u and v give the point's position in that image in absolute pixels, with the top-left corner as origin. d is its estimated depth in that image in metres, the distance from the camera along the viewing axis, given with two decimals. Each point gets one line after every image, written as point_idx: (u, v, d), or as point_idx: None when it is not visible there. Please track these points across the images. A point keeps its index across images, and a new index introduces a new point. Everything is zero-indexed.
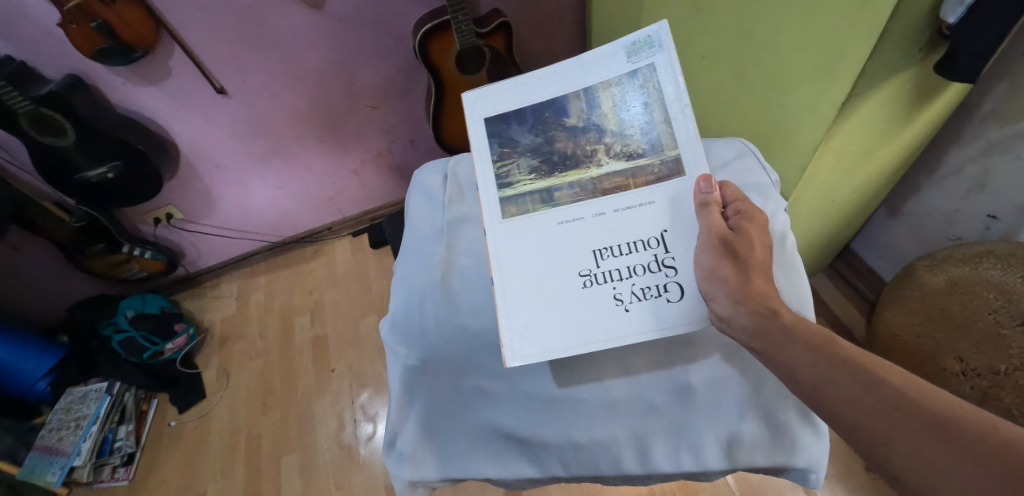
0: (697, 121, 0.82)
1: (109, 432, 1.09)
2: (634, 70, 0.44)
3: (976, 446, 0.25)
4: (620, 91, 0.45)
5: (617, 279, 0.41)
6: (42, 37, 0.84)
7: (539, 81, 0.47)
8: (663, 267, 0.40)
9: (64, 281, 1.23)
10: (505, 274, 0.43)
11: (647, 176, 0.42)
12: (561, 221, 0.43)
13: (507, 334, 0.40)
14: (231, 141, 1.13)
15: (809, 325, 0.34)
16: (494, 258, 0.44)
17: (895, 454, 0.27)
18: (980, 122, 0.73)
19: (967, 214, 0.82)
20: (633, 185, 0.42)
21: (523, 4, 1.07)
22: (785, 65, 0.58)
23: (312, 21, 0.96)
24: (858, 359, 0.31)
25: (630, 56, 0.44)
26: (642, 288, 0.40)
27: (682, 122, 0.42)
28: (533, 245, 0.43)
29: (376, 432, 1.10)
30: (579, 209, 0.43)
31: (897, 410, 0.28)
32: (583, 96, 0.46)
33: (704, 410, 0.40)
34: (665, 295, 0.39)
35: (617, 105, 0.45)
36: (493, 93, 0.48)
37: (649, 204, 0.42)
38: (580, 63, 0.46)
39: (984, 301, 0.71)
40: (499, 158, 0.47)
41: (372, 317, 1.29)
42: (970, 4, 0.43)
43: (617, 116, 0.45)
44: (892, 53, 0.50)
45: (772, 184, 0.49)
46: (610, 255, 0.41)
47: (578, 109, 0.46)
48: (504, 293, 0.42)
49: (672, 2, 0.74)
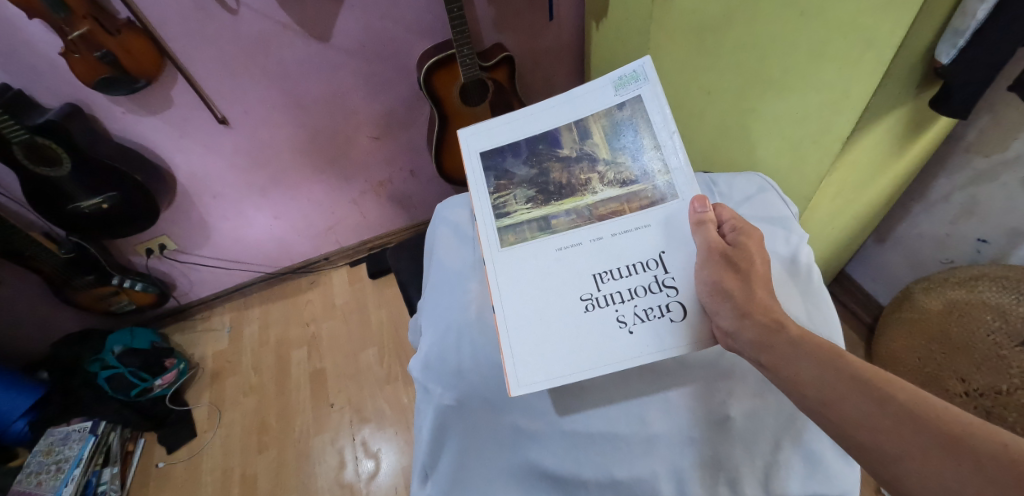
0: (703, 151, 0.84)
1: (93, 475, 1.02)
2: (622, 102, 0.46)
3: (987, 464, 0.23)
4: (610, 121, 0.46)
5: (619, 301, 0.41)
6: (42, 67, 0.83)
7: (530, 116, 0.49)
8: (664, 288, 0.41)
9: (47, 315, 1.17)
10: (507, 303, 0.42)
11: (640, 201, 0.43)
12: (560, 248, 0.43)
13: (512, 363, 0.40)
14: (231, 171, 1.12)
15: (817, 338, 0.34)
16: (495, 287, 0.43)
17: (906, 473, 0.26)
18: (964, 152, 0.77)
19: (958, 238, 0.85)
20: (629, 210, 0.43)
21: (526, 40, 1.11)
22: (789, 102, 0.62)
23: (318, 52, 0.98)
24: (863, 372, 0.30)
25: (618, 89, 0.46)
26: (644, 309, 0.40)
27: (672, 148, 0.43)
28: (534, 273, 0.43)
29: (378, 469, 1.06)
30: (576, 235, 0.44)
31: (906, 425, 0.27)
32: (575, 128, 0.47)
33: (743, 442, 0.39)
34: (669, 316, 0.39)
35: (609, 134, 0.46)
36: (487, 128, 0.50)
37: (646, 227, 0.42)
38: (570, 99, 0.48)
39: (983, 323, 0.73)
40: (495, 190, 0.48)
41: (372, 349, 1.26)
42: (963, 45, 0.47)
43: (609, 144, 0.46)
44: (892, 90, 0.53)
45: (793, 216, 0.51)
46: (609, 279, 0.42)
47: (571, 140, 0.47)
48: (506, 322, 0.41)
49: (676, 42, 0.78)
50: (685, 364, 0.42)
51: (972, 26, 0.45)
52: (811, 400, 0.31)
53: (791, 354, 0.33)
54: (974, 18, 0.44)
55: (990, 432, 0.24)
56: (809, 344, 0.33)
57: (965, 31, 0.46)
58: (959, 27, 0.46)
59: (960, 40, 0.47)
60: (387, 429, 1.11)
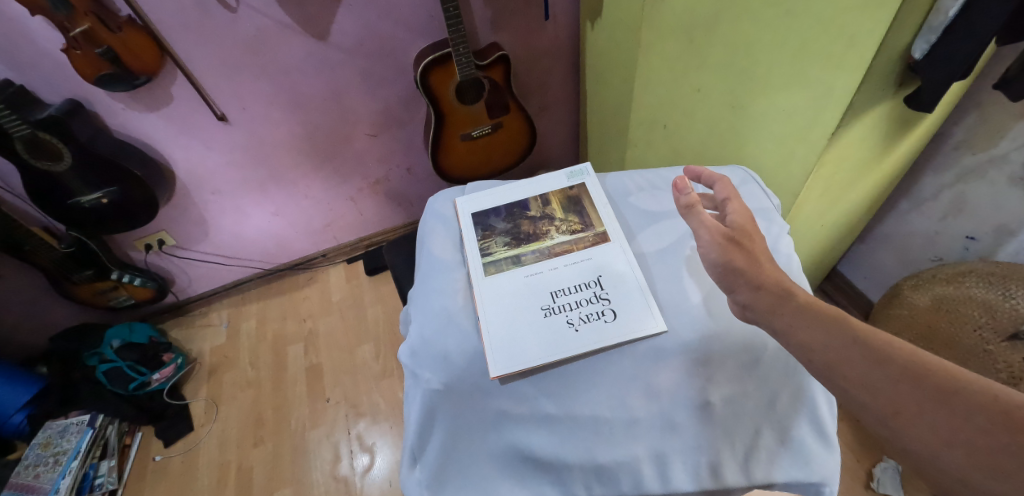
0: (693, 147, 0.85)
1: (90, 468, 1.04)
2: (572, 185, 0.57)
3: (977, 414, 0.24)
4: (566, 194, 0.56)
5: (569, 310, 0.46)
6: (44, 62, 0.84)
7: (508, 190, 0.58)
8: (601, 299, 0.46)
9: (46, 309, 1.18)
10: (483, 307, 0.47)
11: (585, 242, 0.51)
12: (527, 275, 0.49)
13: (490, 348, 0.43)
14: (230, 167, 1.13)
15: (821, 305, 0.35)
16: (474, 301, 0.48)
17: (904, 426, 0.26)
18: (953, 149, 0.78)
19: (946, 235, 0.86)
20: (577, 249, 0.50)
21: (523, 40, 1.12)
22: (776, 99, 0.63)
23: (317, 50, 0.99)
24: (865, 336, 0.31)
25: (569, 178, 0.58)
26: (587, 314, 0.45)
27: (608, 211, 0.53)
28: (507, 293, 0.48)
29: (372, 463, 1.07)
30: (538, 266, 0.50)
31: (905, 382, 0.28)
32: (540, 198, 0.57)
33: (723, 428, 0.40)
34: (603, 318, 0.44)
35: (564, 199, 0.56)
36: (474, 197, 0.59)
37: (587, 259, 0.49)
38: (535, 181, 0.59)
39: (969, 318, 0.74)
40: (481, 237, 0.54)
41: (368, 344, 1.27)
42: (934, 41, 0.49)
43: (562, 205, 0.55)
44: (874, 88, 0.55)
45: (774, 208, 0.52)
46: (561, 295, 0.47)
47: (537, 203, 0.56)
48: (479, 321, 0.46)
49: (665, 40, 0.79)
50: (670, 352, 0.42)
51: (945, 22, 0.46)
52: (818, 364, 0.31)
53: (797, 321, 0.34)
54: (946, 15, 0.46)
55: (982, 386, 0.26)
56: (813, 310, 0.34)
57: (938, 28, 0.47)
58: (933, 24, 0.47)
59: (932, 37, 0.48)
60: (382, 424, 1.12)
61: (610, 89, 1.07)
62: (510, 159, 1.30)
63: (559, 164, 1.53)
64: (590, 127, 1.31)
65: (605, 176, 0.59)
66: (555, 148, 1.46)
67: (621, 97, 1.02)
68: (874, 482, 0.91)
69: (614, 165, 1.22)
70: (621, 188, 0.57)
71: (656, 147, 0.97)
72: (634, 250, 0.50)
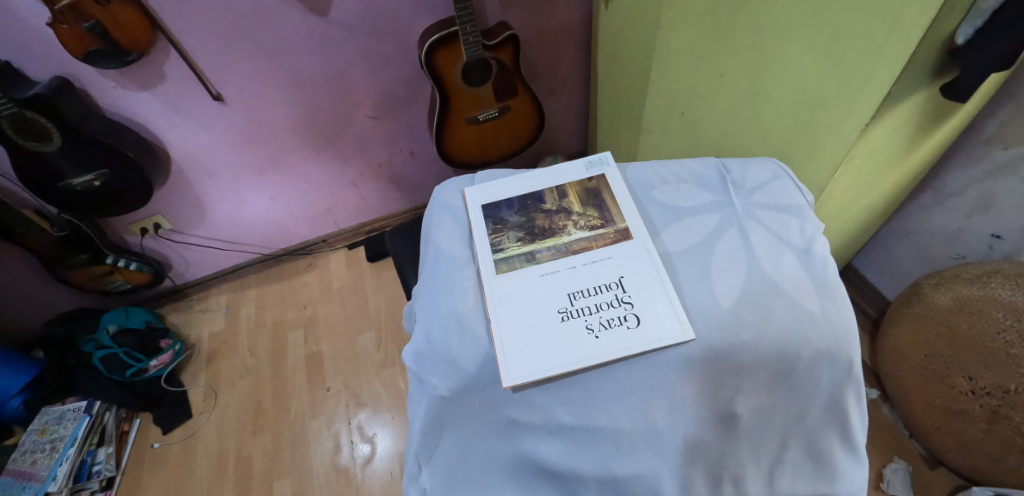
0: (713, 135, 0.81)
1: (87, 455, 1.03)
2: (590, 176, 0.54)
3: None
4: (584, 186, 0.53)
5: (587, 314, 0.42)
6: (27, 37, 0.79)
7: (523, 180, 0.55)
8: (622, 303, 0.43)
9: (41, 293, 1.16)
10: (497, 308, 0.43)
11: (605, 239, 0.47)
12: (542, 274, 0.46)
13: (502, 353, 0.40)
14: (226, 150, 1.09)
15: None
16: (489, 301, 0.44)
17: None
18: (983, 143, 0.74)
19: (970, 233, 0.83)
20: (596, 247, 0.47)
21: (531, 18, 1.07)
22: (806, 85, 0.59)
23: (315, 27, 0.94)
24: None
25: (587, 167, 0.55)
26: (607, 319, 0.42)
27: (629, 207, 0.50)
28: (521, 294, 0.44)
29: (373, 453, 1.06)
30: (554, 264, 0.46)
31: None
32: (556, 190, 0.53)
33: (748, 439, 0.38)
34: (625, 324, 0.41)
35: (584, 191, 0.52)
36: (487, 187, 0.55)
37: (608, 258, 0.46)
38: (551, 171, 0.56)
39: (993, 320, 0.70)
40: (493, 232, 0.50)
41: (369, 332, 1.25)
42: (981, 24, 0.44)
43: (579, 199, 0.52)
44: (913, 77, 0.50)
45: (808, 205, 0.48)
46: (581, 296, 0.44)
47: (553, 196, 0.52)
48: (494, 323, 0.42)
49: (687, 20, 0.74)
50: (695, 362, 0.38)
51: (995, 4, 0.42)
52: None
53: None
54: None
55: None
56: None
57: (988, 11, 0.43)
58: (982, 7, 0.43)
59: (980, 21, 0.44)
60: (383, 414, 1.11)
61: (623, 71, 1.02)
62: (517, 145, 1.26)
63: (566, 150, 1.48)
64: (600, 112, 1.26)
65: (626, 166, 0.56)
66: (562, 132, 1.41)
67: (636, 81, 0.98)
68: (884, 483, 0.90)
69: (624, 153, 1.18)
70: (644, 180, 0.54)
71: (671, 134, 0.94)
72: (658, 248, 0.46)
